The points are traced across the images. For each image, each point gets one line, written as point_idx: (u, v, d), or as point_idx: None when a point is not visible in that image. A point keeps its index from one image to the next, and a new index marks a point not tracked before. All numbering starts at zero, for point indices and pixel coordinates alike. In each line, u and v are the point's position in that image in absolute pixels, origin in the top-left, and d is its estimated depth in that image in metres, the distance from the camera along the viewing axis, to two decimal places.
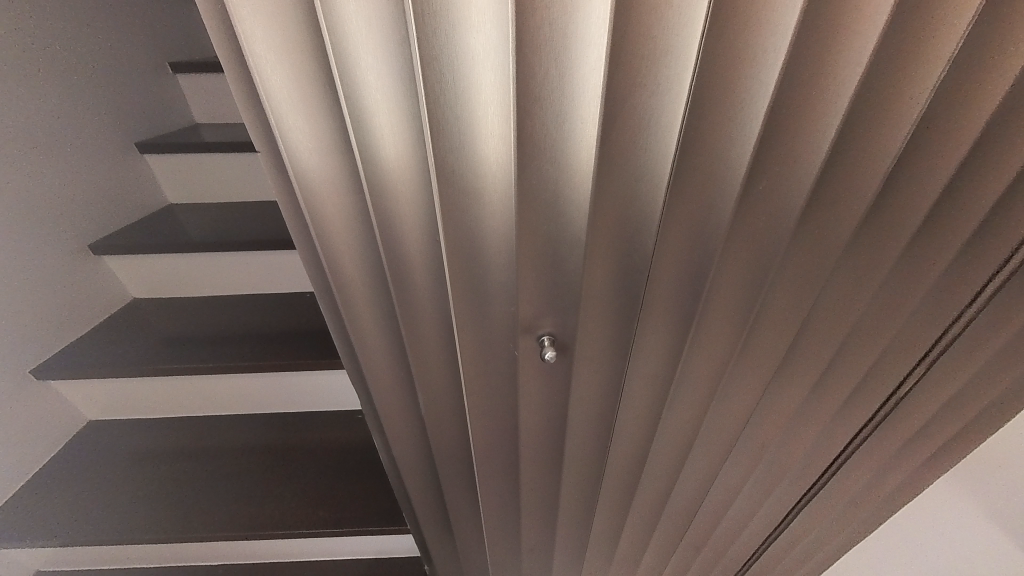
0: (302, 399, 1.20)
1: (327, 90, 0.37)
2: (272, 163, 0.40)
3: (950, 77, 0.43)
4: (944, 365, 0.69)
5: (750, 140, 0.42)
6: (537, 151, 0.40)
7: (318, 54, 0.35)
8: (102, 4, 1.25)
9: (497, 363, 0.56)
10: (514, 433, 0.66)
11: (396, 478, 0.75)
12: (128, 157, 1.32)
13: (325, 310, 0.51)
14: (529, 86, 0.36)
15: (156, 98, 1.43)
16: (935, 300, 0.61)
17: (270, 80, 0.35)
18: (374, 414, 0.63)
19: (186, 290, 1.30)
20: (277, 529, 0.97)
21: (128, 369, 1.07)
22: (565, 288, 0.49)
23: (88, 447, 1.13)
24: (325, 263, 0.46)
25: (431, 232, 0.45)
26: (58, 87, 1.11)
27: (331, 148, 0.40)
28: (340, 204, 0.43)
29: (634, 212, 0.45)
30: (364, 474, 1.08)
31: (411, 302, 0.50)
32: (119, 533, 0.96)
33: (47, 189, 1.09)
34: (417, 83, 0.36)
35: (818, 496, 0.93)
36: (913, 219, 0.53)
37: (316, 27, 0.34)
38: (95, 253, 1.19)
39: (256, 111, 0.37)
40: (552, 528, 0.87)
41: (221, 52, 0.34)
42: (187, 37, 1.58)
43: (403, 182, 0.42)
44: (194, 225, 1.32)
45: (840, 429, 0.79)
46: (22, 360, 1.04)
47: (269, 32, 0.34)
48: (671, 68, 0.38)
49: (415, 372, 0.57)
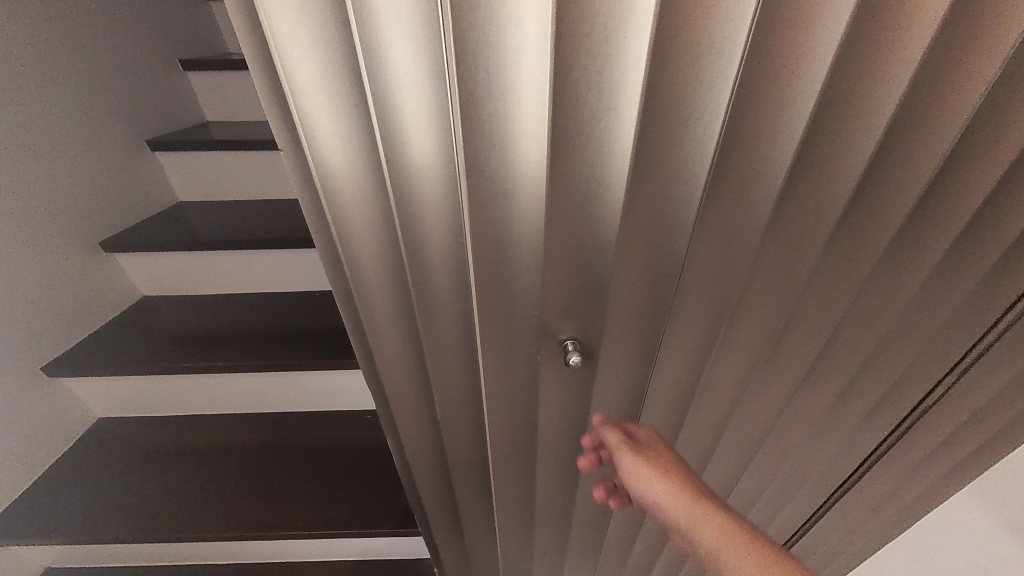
0: (313, 399, 1.19)
1: (354, 86, 0.36)
2: (295, 161, 0.39)
3: (1005, 76, 0.40)
4: (976, 374, 0.67)
5: (789, 140, 0.41)
6: (568, 153, 0.39)
7: (347, 51, 0.34)
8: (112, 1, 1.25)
9: (518, 368, 0.55)
10: (530, 438, 0.65)
11: (409, 480, 0.74)
12: (138, 155, 1.32)
13: (343, 311, 0.50)
14: (562, 83, 0.35)
15: (166, 96, 1.42)
16: (971, 306, 0.59)
17: (297, 76, 0.34)
18: (389, 417, 0.63)
19: (195, 288, 1.30)
20: (285, 529, 0.97)
21: (138, 367, 1.07)
22: (589, 293, 0.48)
23: (97, 445, 1.13)
24: (346, 263, 0.45)
25: (455, 232, 0.44)
26: (67, 85, 1.11)
27: (356, 146, 0.39)
28: (363, 203, 0.42)
29: (665, 213, 0.44)
30: (373, 476, 1.07)
31: (432, 304, 0.50)
32: (128, 531, 0.96)
33: (58, 187, 1.09)
34: (448, 78, 0.35)
35: (837, 504, 0.90)
36: (954, 224, 0.50)
37: (345, 22, 0.33)
38: (106, 250, 1.19)
39: (281, 110, 0.36)
40: (566, 533, 0.86)
41: (247, 50, 0.34)
42: (198, 35, 1.57)
43: (431, 184, 0.41)
44: (204, 223, 1.31)
45: (864, 438, 0.77)
46: (33, 357, 1.04)
47: (296, 27, 0.33)
48: (710, 65, 0.36)
49: (432, 374, 0.57)
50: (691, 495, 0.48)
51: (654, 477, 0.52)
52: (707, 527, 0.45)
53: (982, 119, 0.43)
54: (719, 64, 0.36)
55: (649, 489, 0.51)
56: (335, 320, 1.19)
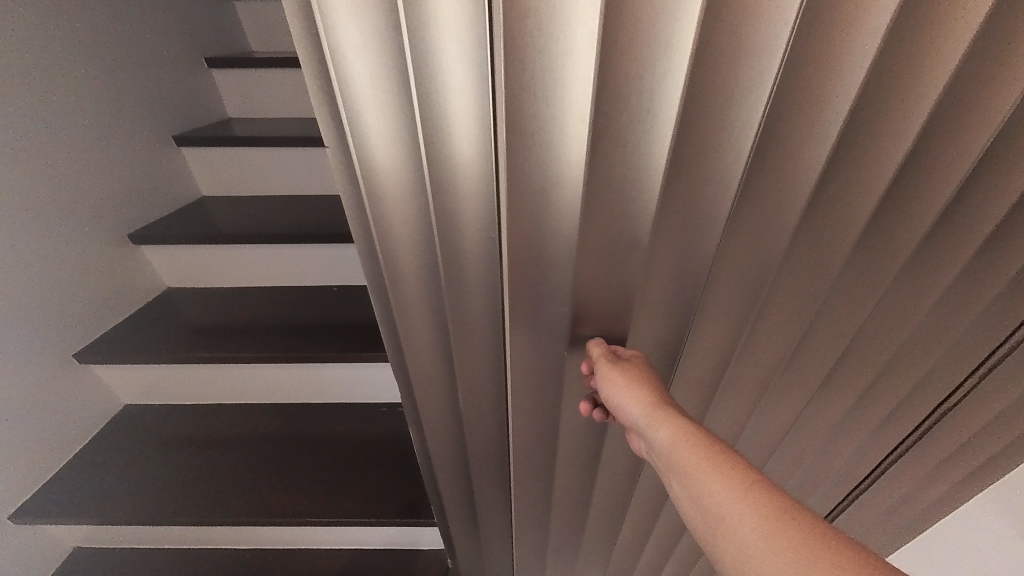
0: (330, 391, 1.21)
1: (401, 87, 0.37)
2: (340, 159, 0.41)
3: None
4: (997, 380, 0.66)
5: (817, 144, 0.42)
6: (605, 155, 0.40)
7: (396, 57, 0.36)
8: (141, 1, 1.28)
9: (543, 361, 0.57)
10: (550, 432, 0.67)
11: (429, 471, 0.76)
12: (165, 151, 1.35)
13: (376, 304, 0.52)
14: (601, 87, 0.36)
15: (192, 93, 1.46)
16: (997, 312, 0.58)
17: (348, 78, 0.36)
18: (413, 407, 0.65)
19: (217, 280, 1.33)
20: (303, 517, 1.00)
21: (163, 356, 1.10)
22: (618, 289, 0.50)
23: (123, 430, 1.17)
24: (382, 256, 0.47)
25: (488, 229, 0.45)
26: (97, 81, 1.15)
27: (399, 144, 0.40)
28: (403, 200, 0.44)
29: (696, 212, 0.46)
30: (389, 467, 1.10)
31: (462, 299, 0.51)
32: (154, 514, 1.00)
33: (90, 180, 1.13)
34: (491, 82, 0.37)
35: (851, 507, 0.90)
36: (982, 229, 0.50)
37: (396, 28, 0.35)
38: (134, 242, 1.23)
39: (330, 110, 0.38)
40: (580, 528, 0.87)
41: (302, 53, 0.36)
42: (223, 33, 1.61)
43: (469, 175, 0.42)
44: (226, 217, 1.35)
45: (881, 442, 0.77)
46: (65, 343, 1.08)
47: (350, 31, 0.34)
48: (747, 72, 0.38)
49: (458, 366, 0.58)
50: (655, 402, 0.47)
51: (626, 382, 0.50)
52: (667, 433, 0.45)
53: (1019, 121, 0.43)
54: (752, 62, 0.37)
55: (613, 390, 0.50)
56: (355, 315, 1.21)
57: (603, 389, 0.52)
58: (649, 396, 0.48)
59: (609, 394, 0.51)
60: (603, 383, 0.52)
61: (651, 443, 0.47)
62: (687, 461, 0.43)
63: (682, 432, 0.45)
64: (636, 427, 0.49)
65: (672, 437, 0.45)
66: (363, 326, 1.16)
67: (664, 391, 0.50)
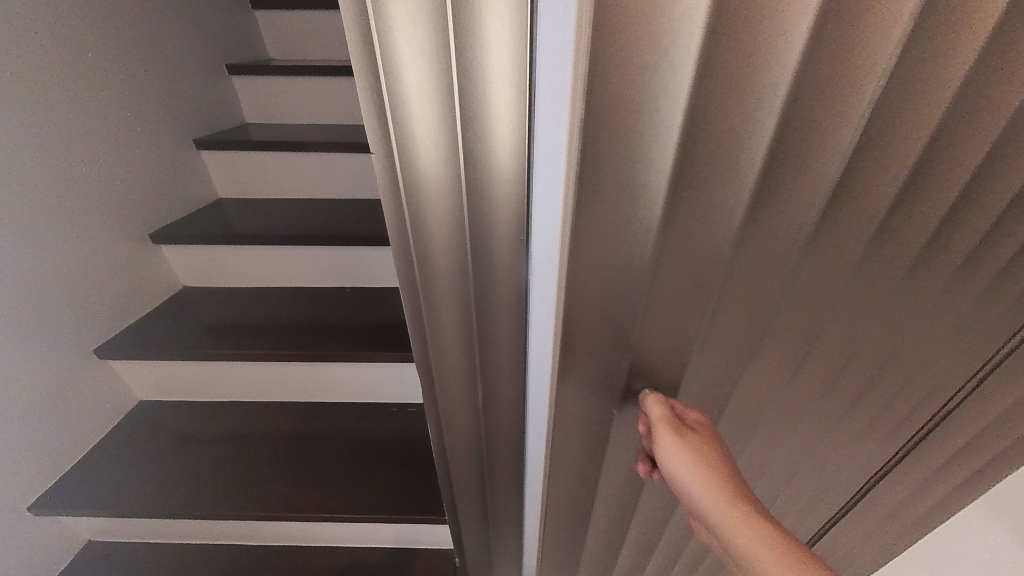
0: (343, 389, 1.23)
1: (446, 99, 0.40)
2: (384, 162, 0.44)
3: None
4: (993, 383, 0.70)
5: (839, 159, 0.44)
6: (612, 160, 0.43)
7: (444, 71, 0.39)
8: (168, 9, 1.33)
9: (565, 360, 0.59)
10: (567, 431, 0.69)
11: (445, 466, 0.78)
12: (186, 154, 1.39)
13: (406, 299, 0.55)
14: (631, 102, 0.39)
15: (213, 99, 1.51)
16: (1000, 320, 0.61)
17: (398, 90, 0.40)
18: (434, 402, 0.67)
19: (233, 280, 1.36)
20: (318, 511, 1.02)
21: (182, 352, 1.13)
22: (623, 288, 0.52)
23: (139, 426, 1.19)
24: (416, 254, 0.50)
25: (519, 232, 0.48)
26: (124, 85, 1.18)
27: (440, 152, 0.43)
28: (440, 202, 0.46)
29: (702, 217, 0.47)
30: (401, 464, 1.12)
31: (490, 297, 0.54)
32: (171, 507, 1.02)
33: (115, 180, 1.16)
34: (531, 96, 0.40)
35: (854, 508, 0.93)
36: (991, 242, 0.52)
37: (446, 45, 0.38)
38: (154, 241, 1.27)
39: (378, 118, 0.41)
40: (591, 527, 0.89)
41: (358, 65, 0.39)
42: (243, 41, 1.66)
43: (502, 174, 0.44)
44: (243, 219, 1.38)
45: (885, 445, 0.79)
46: (87, 339, 1.11)
47: (403, 48, 0.38)
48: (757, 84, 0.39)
49: (482, 363, 0.61)
50: (724, 488, 0.49)
51: (690, 462, 0.52)
52: (734, 522, 0.46)
53: None
54: (779, 71, 0.38)
55: (677, 469, 0.53)
56: (369, 315, 1.24)
57: (665, 464, 0.55)
58: (710, 472, 0.51)
59: (670, 469, 0.54)
60: (665, 458, 0.55)
61: (716, 533, 0.48)
62: (757, 556, 0.43)
63: (752, 522, 0.46)
64: (700, 513, 0.50)
65: (740, 527, 0.46)
66: (377, 326, 1.19)
67: (734, 477, 0.51)
